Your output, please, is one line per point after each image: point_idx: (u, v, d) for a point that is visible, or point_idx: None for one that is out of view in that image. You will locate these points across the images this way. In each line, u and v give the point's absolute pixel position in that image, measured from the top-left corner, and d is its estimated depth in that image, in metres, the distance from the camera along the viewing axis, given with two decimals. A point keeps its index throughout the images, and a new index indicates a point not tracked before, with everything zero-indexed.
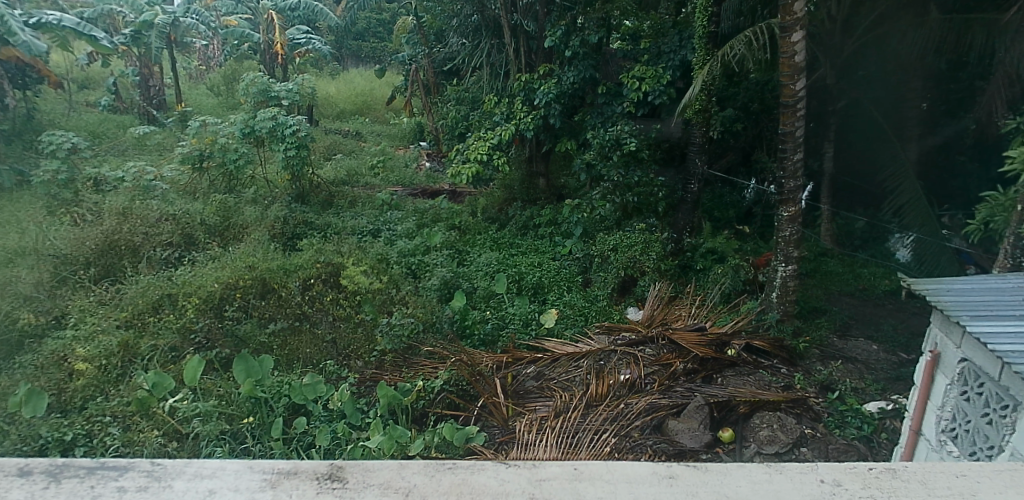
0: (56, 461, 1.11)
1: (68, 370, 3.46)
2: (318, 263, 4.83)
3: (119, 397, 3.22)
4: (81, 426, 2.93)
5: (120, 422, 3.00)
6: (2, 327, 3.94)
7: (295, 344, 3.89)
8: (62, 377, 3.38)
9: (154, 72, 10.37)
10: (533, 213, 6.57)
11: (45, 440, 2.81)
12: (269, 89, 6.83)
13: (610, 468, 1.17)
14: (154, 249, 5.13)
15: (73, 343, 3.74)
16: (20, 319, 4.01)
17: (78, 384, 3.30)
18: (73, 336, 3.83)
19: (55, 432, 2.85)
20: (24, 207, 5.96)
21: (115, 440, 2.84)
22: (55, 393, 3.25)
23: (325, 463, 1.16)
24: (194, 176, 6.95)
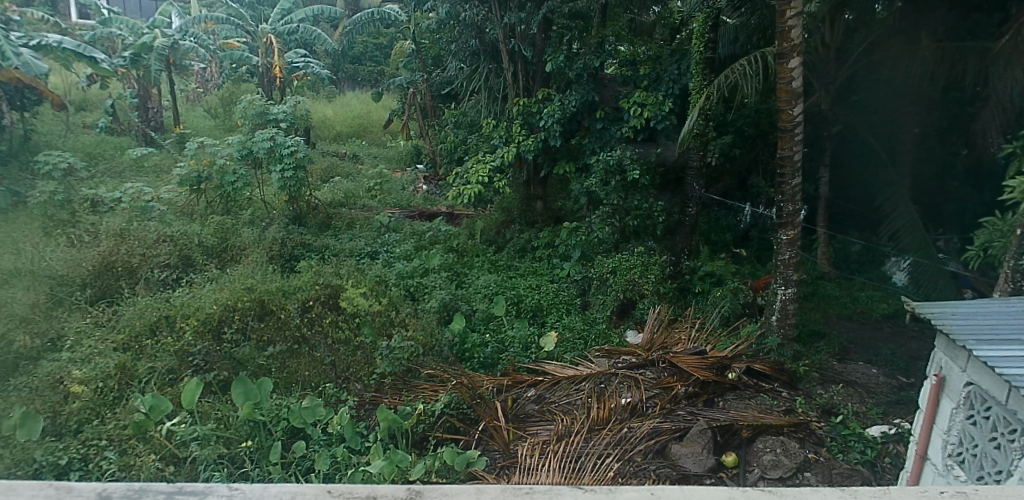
0: (133, 487, 1.23)
1: (65, 392, 3.40)
2: (317, 285, 4.80)
3: (116, 421, 3.17)
4: (77, 449, 2.88)
5: (117, 446, 2.94)
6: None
7: (294, 367, 3.85)
8: (58, 399, 3.33)
9: (152, 94, 10.38)
10: (531, 235, 6.59)
11: (41, 465, 2.77)
12: (267, 111, 6.88)
13: (684, 493, 1.30)
14: (152, 270, 5.10)
15: (70, 365, 3.69)
16: (13, 342, 3.95)
17: (74, 407, 3.25)
18: (70, 358, 3.77)
19: (51, 456, 2.80)
20: (22, 229, 5.93)
21: (112, 464, 2.79)
22: (51, 416, 3.21)
23: (401, 488, 1.27)
24: (192, 197, 6.90)
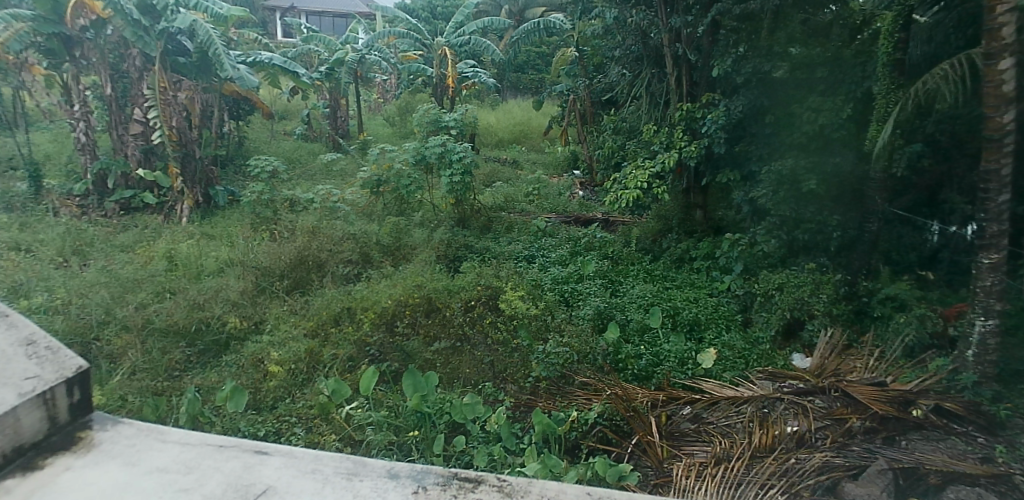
0: None
1: (263, 371, 3.91)
2: (478, 286, 5.06)
3: (304, 400, 3.59)
4: (272, 423, 3.30)
5: (304, 423, 3.33)
6: (215, 328, 4.59)
7: (456, 363, 4.07)
8: (259, 376, 3.84)
9: (341, 104, 11.71)
10: (690, 245, 6.39)
11: (243, 433, 3.20)
12: (440, 119, 7.41)
13: None
14: (338, 265, 5.71)
15: (269, 347, 4.24)
16: (228, 324, 4.64)
17: (271, 385, 3.72)
18: (270, 340, 4.34)
19: (251, 427, 3.24)
20: (238, 226, 6.97)
21: (300, 439, 3.16)
22: (253, 392, 3.70)
23: None
24: (372, 199, 7.59)
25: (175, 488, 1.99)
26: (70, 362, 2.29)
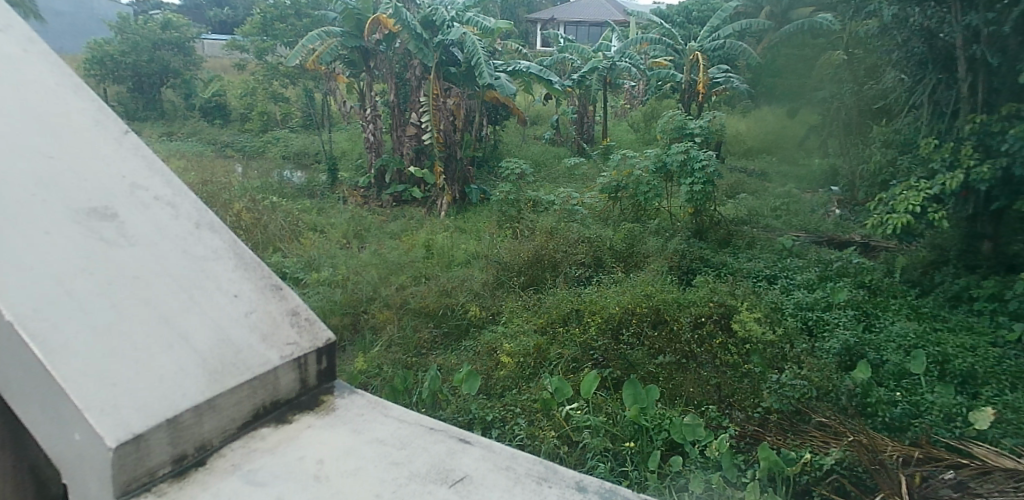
0: None
1: (496, 360, 4.26)
2: (711, 302, 4.84)
3: (528, 393, 3.80)
4: (498, 410, 3.56)
5: (526, 416, 3.51)
6: (459, 314, 5.13)
7: (680, 380, 3.92)
8: (491, 365, 4.19)
9: (589, 111, 12.26)
10: (971, 283, 5.25)
11: (473, 416, 3.53)
12: (684, 126, 7.26)
13: None
14: (571, 266, 5.92)
15: (502, 338, 4.60)
16: (470, 311, 5.13)
17: (501, 375, 4.03)
18: (504, 332, 4.70)
19: (480, 411, 3.54)
20: (485, 223, 7.69)
21: (521, 431, 3.36)
22: (486, 378, 4.05)
23: None
24: (610, 204, 7.65)
25: (387, 460, 1.91)
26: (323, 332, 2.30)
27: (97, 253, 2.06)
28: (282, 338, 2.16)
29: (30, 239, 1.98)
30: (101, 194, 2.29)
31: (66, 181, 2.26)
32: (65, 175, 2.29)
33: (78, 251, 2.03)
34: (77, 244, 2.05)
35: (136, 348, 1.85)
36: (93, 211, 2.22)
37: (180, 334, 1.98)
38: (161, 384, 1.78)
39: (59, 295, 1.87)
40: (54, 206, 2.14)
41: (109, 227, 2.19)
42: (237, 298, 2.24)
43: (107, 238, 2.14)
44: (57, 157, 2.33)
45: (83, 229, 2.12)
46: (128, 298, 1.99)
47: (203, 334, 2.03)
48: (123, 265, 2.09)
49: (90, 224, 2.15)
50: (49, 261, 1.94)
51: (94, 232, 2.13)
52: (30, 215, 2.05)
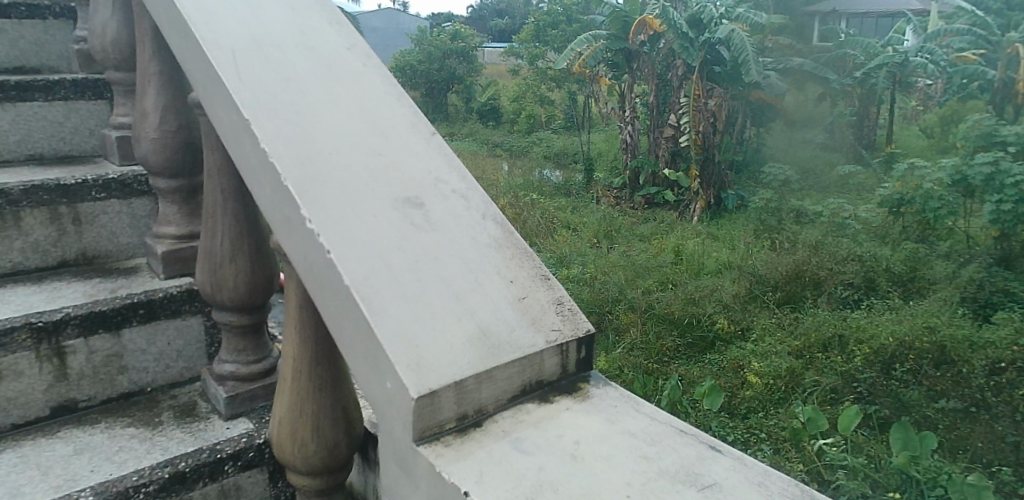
0: None
1: (743, 378, 4.92)
2: (1013, 346, 4.88)
3: (778, 419, 4.38)
4: (743, 433, 4.20)
5: (773, 443, 4.07)
6: (707, 326, 5.81)
7: (966, 430, 4.08)
8: (739, 382, 4.86)
9: (870, 113, 13.46)
10: None
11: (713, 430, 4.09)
12: (995, 132, 7.04)
13: None
14: (837, 286, 6.26)
15: (753, 356, 5.22)
16: (719, 324, 5.79)
17: (747, 395, 4.66)
18: (754, 350, 5.31)
19: (721, 428, 4.17)
20: (740, 235, 8.12)
21: (768, 456, 3.93)
22: (731, 396, 4.71)
23: None
24: (890, 219, 7.88)
25: (635, 453, 1.42)
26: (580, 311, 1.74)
27: (398, 164, 1.78)
28: (545, 308, 1.68)
29: (335, 135, 1.72)
30: (406, 92, 1.97)
31: (373, 75, 1.98)
32: (371, 68, 2.00)
33: (382, 158, 1.76)
34: (378, 149, 1.78)
35: (436, 289, 1.55)
36: (393, 110, 1.92)
37: (475, 283, 1.62)
38: (460, 339, 1.47)
39: (358, 206, 1.59)
40: (360, 102, 1.86)
41: (410, 136, 1.87)
42: (501, 246, 1.76)
43: (407, 148, 1.84)
44: (366, 48, 2.05)
45: (387, 135, 1.83)
46: (427, 223, 1.68)
47: (493, 291, 1.63)
48: (421, 182, 1.77)
49: (390, 128, 1.86)
50: (352, 167, 1.68)
51: (397, 138, 1.83)
52: (336, 107, 1.79)
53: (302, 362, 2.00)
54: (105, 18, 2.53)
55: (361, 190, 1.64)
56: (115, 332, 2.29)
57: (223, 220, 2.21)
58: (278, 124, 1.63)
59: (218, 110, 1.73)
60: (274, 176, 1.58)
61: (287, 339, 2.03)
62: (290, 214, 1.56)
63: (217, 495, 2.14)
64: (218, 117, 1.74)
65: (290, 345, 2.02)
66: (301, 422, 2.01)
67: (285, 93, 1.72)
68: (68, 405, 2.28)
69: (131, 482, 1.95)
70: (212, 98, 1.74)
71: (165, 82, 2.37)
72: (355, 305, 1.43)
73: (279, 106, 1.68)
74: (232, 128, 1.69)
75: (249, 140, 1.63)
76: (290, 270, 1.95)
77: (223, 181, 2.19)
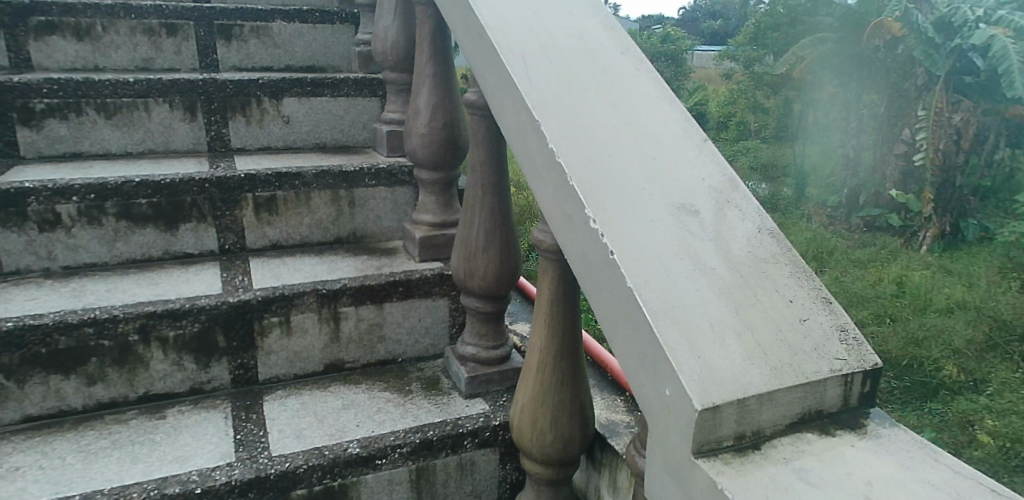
0: None
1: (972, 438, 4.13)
2: None
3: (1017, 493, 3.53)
4: None
5: None
6: (930, 370, 5.01)
7: None
8: (965, 441, 4.11)
9: None
10: None
11: None
12: None
13: None
14: None
15: (986, 413, 4.38)
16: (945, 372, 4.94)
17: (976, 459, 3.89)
18: (987, 405, 4.46)
19: None
20: (981, 271, 7.00)
21: None
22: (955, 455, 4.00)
23: None
24: None
25: None
26: (864, 344, 1.55)
27: (672, 169, 1.73)
28: (827, 337, 1.53)
29: (612, 140, 1.72)
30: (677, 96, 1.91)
31: (645, 77, 1.95)
32: (643, 70, 1.98)
33: (657, 162, 1.73)
34: (653, 153, 1.75)
35: (715, 305, 1.49)
36: (665, 114, 1.87)
37: (752, 299, 1.53)
38: (741, 358, 1.41)
39: (635, 209, 1.59)
40: (633, 104, 1.85)
41: (683, 140, 1.82)
42: (775, 264, 1.63)
43: (679, 152, 1.78)
44: (638, 51, 2.03)
45: (659, 139, 1.79)
46: (702, 234, 1.61)
47: (771, 311, 1.53)
48: (696, 188, 1.71)
49: (663, 133, 1.82)
50: (630, 170, 1.67)
51: (670, 144, 1.79)
52: (612, 111, 1.80)
53: (548, 354, 2.09)
54: (389, 26, 2.81)
55: (639, 195, 1.63)
56: (379, 305, 2.56)
57: (479, 214, 2.38)
58: (565, 127, 1.69)
59: (506, 113, 1.85)
60: (559, 178, 1.65)
61: (536, 330, 2.11)
62: (574, 215, 1.62)
63: (454, 466, 2.32)
64: (506, 120, 1.86)
65: (538, 337, 2.10)
66: (542, 411, 2.10)
67: (567, 97, 1.77)
68: (336, 364, 2.56)
69: (389, 441, 2.20)
70: (501, 102, 1.87)
71: (434, 84, 2.60)
72: (635, 309, 1.44)
73: (564, 108, 1.73)
74: (519, 131, 1.80)
75: (537, 142, 1.71)
76: (547, 266, 2.02)
77: (483, 177, 2.35)
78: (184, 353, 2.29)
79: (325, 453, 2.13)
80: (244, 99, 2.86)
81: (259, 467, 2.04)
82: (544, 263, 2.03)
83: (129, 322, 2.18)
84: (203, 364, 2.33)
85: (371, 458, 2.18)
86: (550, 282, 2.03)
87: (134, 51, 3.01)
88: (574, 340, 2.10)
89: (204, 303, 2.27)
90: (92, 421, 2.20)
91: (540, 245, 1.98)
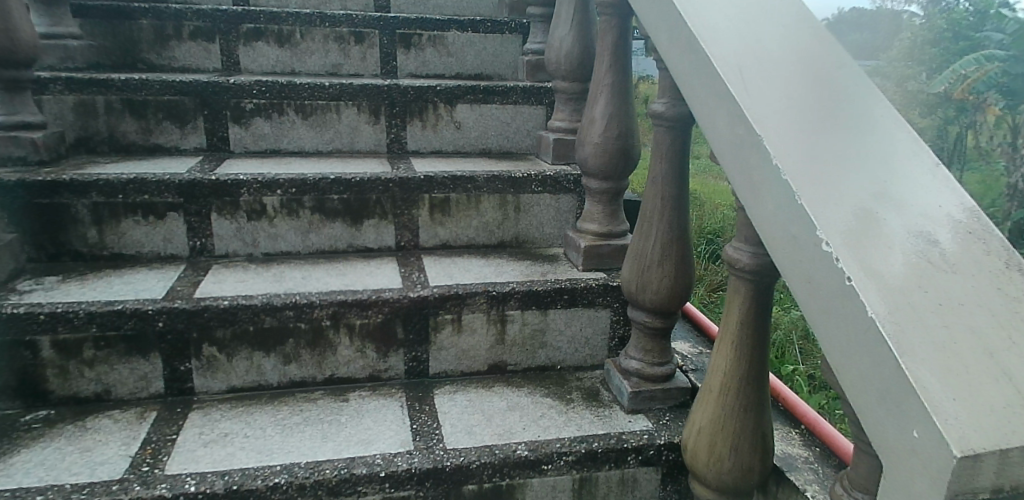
0: None
1: None
2: None
3: None
4: None
5: None
6: None
7: None
8: None
9: None
10: None
11: None
12: None
13: None
14: None
15: None
16: None
17: None
18: None
19: None
20: None
21: None
22: None
23: None
24: None
25: None
26: None
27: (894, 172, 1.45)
28: None
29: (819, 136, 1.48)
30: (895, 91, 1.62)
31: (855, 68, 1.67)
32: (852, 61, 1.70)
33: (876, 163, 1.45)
34: (873, 152, 1.48)
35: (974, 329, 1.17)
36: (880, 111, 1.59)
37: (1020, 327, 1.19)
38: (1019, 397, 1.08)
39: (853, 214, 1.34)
40: (842, 97, 1.58)
41: (913, 141, 1.53)
42: None
43: (911, 155, 1.50)
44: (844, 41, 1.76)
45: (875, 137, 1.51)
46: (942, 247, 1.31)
47: None
48: (935, 197, 1.42)
49: (881, 130, 1.54)
50: (853, 165, 1.44)
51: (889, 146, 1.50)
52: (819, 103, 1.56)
53: (733, 379, 2.00)
54: (563, 36, 2.85)
55: (865, 192, 1.39)
56: (544, 310, 2.58)
57: (656, 227, 2.27)
58: (771, 113, 1.51)
59: (700, 100, 1.70)
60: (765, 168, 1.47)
61: (719, 352, 2.03)
62: (783, 209, 1.43)
63: (616, 481, 2.27)
64: (698, 106, 1.72)
65: (722, 360, 2.02)
66: (723, 437, 2.02)
67: (764, 89, 1.56)
68: (499, 366, 2.62)
69: (556, 448, 2.17)
70: (693, 88, 1.73)
71: (612, 95, 2.52)
72: (868, 323, 1.20)
73: (769, 94, 1.55)
74: (715, 119, 1.64)
75: (738, 129, 1.55)
76: (738, 287, 1.92)
77: (665, 190, 2.22)
78: (367, 341, 2.43)
79: (494, 453, 2.13)
80: (421, 105, 3.15)
81: (436, 457, 2.08)
82: (735, 283, 1.93)
83: (324, 308, 2.35)
84: (382, 354, 2.46)
85: (538, 463, 2.16)
86: (741, 305, 1.93)
87: (326, 56, 3.48)
88: (760, 367, 1.99)
89: (388, 296, 2.39)
90: (285, 397, 2.37)
91: (734, 263, 1.88)
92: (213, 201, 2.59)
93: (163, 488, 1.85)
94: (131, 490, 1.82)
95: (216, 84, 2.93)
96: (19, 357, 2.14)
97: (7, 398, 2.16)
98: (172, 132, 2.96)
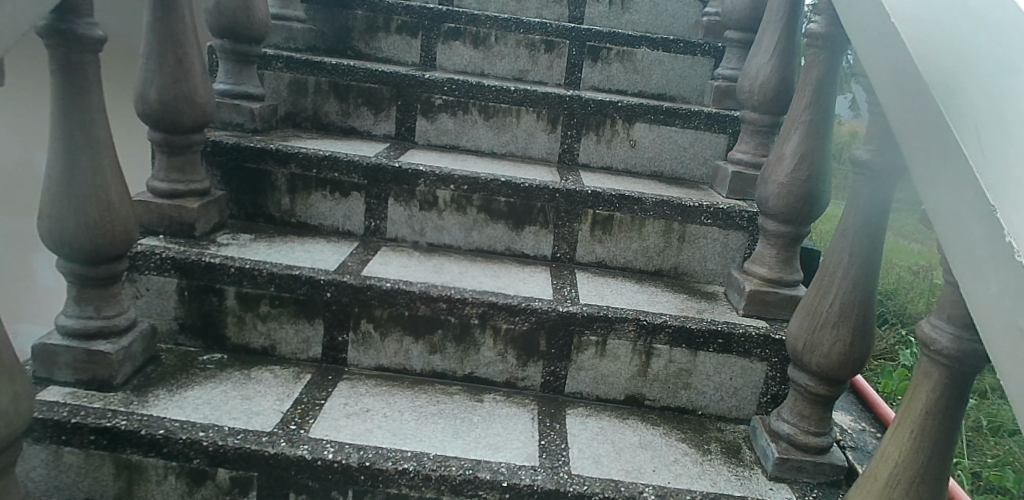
0: None
1: None
2: None
3: None
4: None
5: None
6: None
7: None
8: None
9: None
10: None
11: None
12: None
13: None
14: None
15: None
16: None
17: None
18: None
19: None
20: None
21: None
22: None
23: None
24: None
25: None
26: None
27: None
28: None
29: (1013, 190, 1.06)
30: None
31: None
32: None
33: None
34: None
35: None
36: None
37: None
38: None
39: None
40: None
41: None
42: None
43: None
44: None
45: None
46: None
47: None
48: None
49: None
50: None
51: None
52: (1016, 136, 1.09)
53: (904, 474, 1.63)
54: (761, 63, 2.66)
55: None
56: (694, 351, 2.42)
57: (840, 282, 2.01)
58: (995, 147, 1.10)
59: (901, 112, 1.32)
60: (977, 219, 1.11)
61: (891, 439, 1.66)
62: (997, 277, 1.06)
63: None
64: (896, 120, 1.35)
65: (893, 449, 1.65)
66: None
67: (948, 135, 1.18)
68: (637, 398, 2.50)
69: None
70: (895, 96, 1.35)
71: (808, 134, 2.29)
72: None
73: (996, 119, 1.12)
74: (915, 136, 1.27)
75: (946, 160, 1.17)
76: (929, 369, 1.54)
77: (855, 244, 1.96)
78: (510, 347, 2.44)
79: (619, 489, 2.02)
80: (599, 119, 3.14)
81: (559, 480, 2.01)
82: (927, 365, 1.54)
83: (475, 307, 2.39)
84: (522, 362, 2.46)
85: None
86: (930, 391, 1.55)
87: (515, 61, 3.59)
88: (944, 468, 1.61)
89: (538, 306, 2.38)
90: (423, 385, 2.45)
91: (928, 342, 1.49)
92: (392, 187, 2.75)
93: (305, 450, 1.97)
94: (277, 445, 1.97)
95: (413, 77, 3.12)
96: (208, 302, 2.41)
97: (192, 335, 2.44)
98: (366, 118, 3.19)
